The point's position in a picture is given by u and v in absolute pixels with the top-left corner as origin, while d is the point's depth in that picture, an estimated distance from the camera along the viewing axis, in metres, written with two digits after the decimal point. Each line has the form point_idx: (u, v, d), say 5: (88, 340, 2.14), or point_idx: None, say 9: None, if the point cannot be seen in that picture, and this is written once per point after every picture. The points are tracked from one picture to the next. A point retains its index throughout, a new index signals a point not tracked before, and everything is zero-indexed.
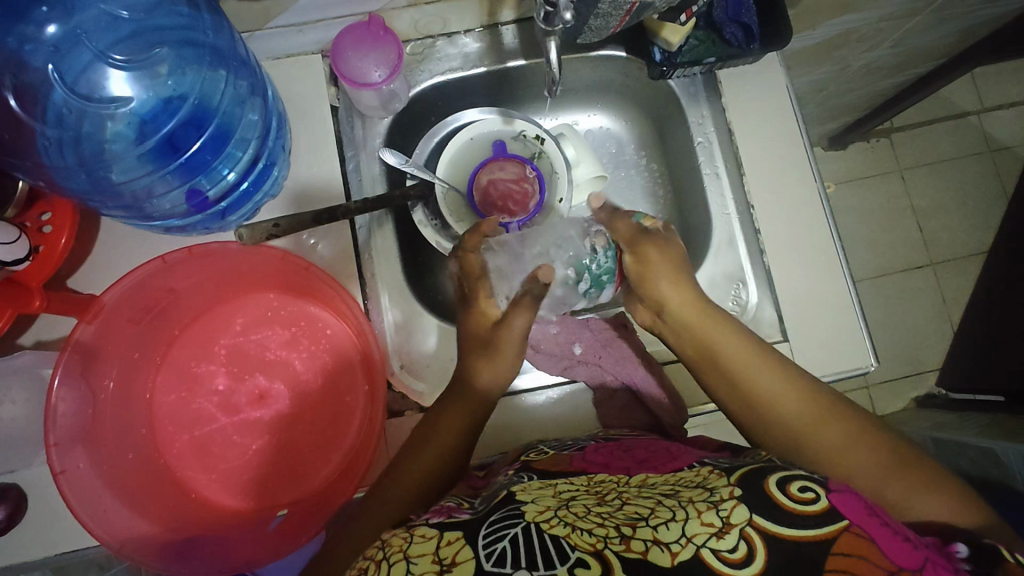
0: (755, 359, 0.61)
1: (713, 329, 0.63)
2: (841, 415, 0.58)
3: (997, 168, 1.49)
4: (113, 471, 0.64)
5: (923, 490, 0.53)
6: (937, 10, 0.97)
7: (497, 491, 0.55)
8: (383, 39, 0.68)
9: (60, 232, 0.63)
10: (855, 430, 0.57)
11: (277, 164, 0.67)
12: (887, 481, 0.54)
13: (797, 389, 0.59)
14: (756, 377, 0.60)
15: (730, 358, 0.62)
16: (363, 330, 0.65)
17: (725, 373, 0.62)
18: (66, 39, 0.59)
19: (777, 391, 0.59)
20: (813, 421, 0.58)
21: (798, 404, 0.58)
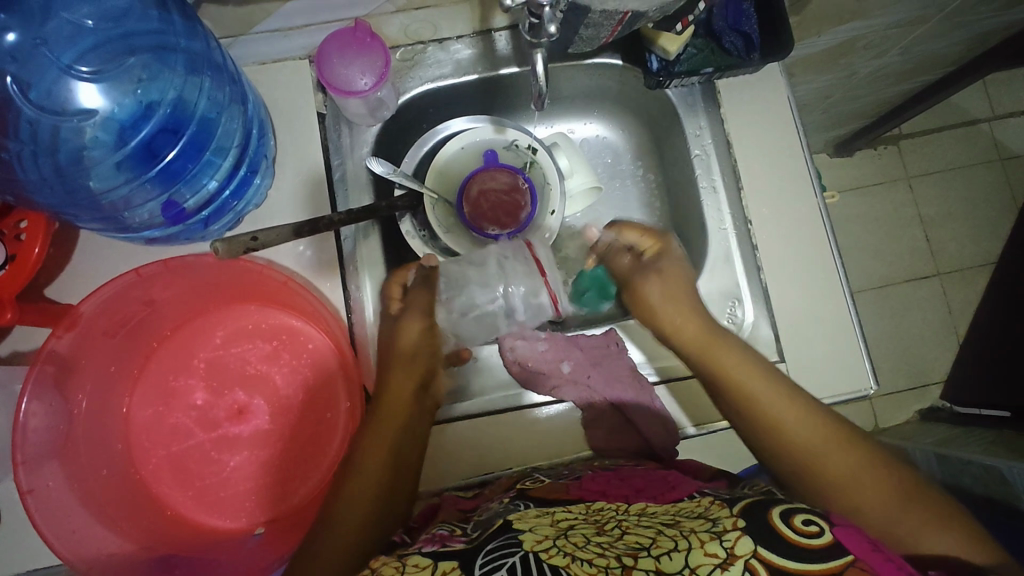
0: (775, 390, 0.59)
1: (723, 355, 0.62)
2: (853, 448, 0.57)
3: (1007, 177, 1.45)
4: (88, 488, 0.62)
5: (931, 526, 0.53)
6: (946, 18, 0.94)
7: (492, 518, 0.53)
8: (370, 46, 0.66)
9: (33, 242, 0.60)
10: (868, 462, 0.56)
11: (260, 172, 0.66)
12: (901, 518, 0.54)
13: (810, 416, 0.58)
14: (774, 407, 0.58)
15: (746, 387, 0.60)
16: (343, 346, 0.63)
17: (738, 402, 0.60)
18: (30, 47, 0.57)
19: (792, 421, 0.58)
20: (827, 456, 0.56)
21: (813, 434, 0.57)
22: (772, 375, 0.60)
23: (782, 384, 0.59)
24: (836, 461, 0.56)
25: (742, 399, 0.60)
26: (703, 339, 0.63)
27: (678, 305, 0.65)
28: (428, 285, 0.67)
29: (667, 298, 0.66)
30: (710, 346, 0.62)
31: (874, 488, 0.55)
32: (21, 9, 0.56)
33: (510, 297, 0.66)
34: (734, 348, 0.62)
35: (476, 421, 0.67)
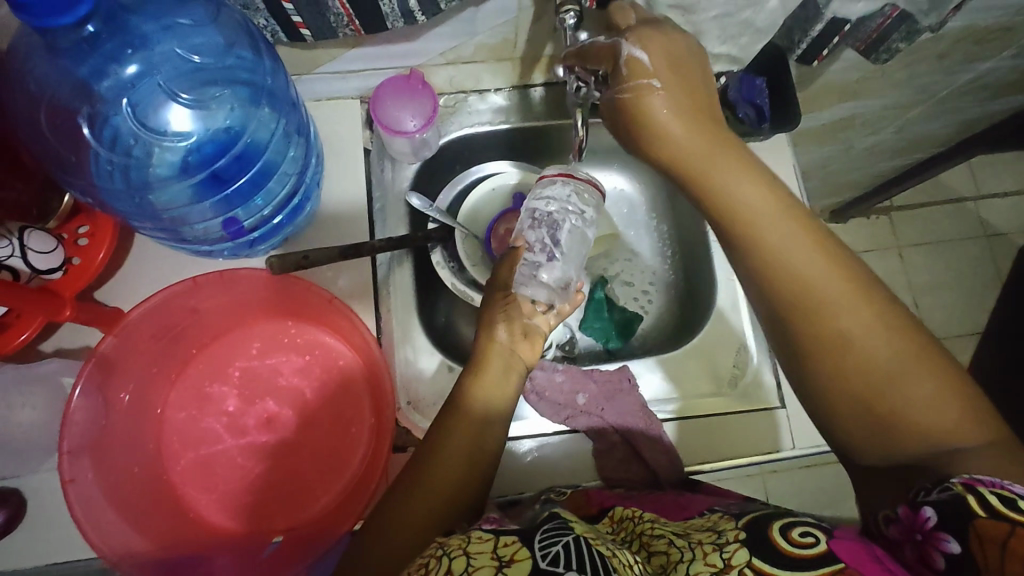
0: (800, 234, 0.54)
1: (733, 180, 0.56)
2: (869, 302, 0.51)
3: (991, 252, 1.54)
4: (117, 484, 0.65)
5: (931, 387, 0.48)
6: (936, 104, 1.04)
7: (536, 515, 0.56)
8: (421, 92, 0.73)
9: (98, 247, 0.66)
10: (876, 310, 0.50)
11: (311, 198, 0.71)
12: (899, 373, 0.49)
13: (826, 254, 0.53)
14: (787, 246, 0.53)
15: (761, 220, 0.55)
16: (378, 367, 0.67)
17: (748, 234, 0.55)
18: (141, 78, 0.60)
19: (794, 256, 0.53)
20: (835, 294, 0.51)
21: (826, 275, 0.52)
22: (811, 230, 0.54)
23: (812, 229, 0.54)
24: (837, 304, 0.51)
25: (758, 249, 0.54)
26: (712, 153, 0.58)
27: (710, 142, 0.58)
28: (507, 262, 0.70)
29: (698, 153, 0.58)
30: (713, 158, 0.57)
31: (879, 339, 0.50)
32: (137, 40, 0.58)
33: (581, 215, 0.74)
34: (757, 179, 0.57)
35: None
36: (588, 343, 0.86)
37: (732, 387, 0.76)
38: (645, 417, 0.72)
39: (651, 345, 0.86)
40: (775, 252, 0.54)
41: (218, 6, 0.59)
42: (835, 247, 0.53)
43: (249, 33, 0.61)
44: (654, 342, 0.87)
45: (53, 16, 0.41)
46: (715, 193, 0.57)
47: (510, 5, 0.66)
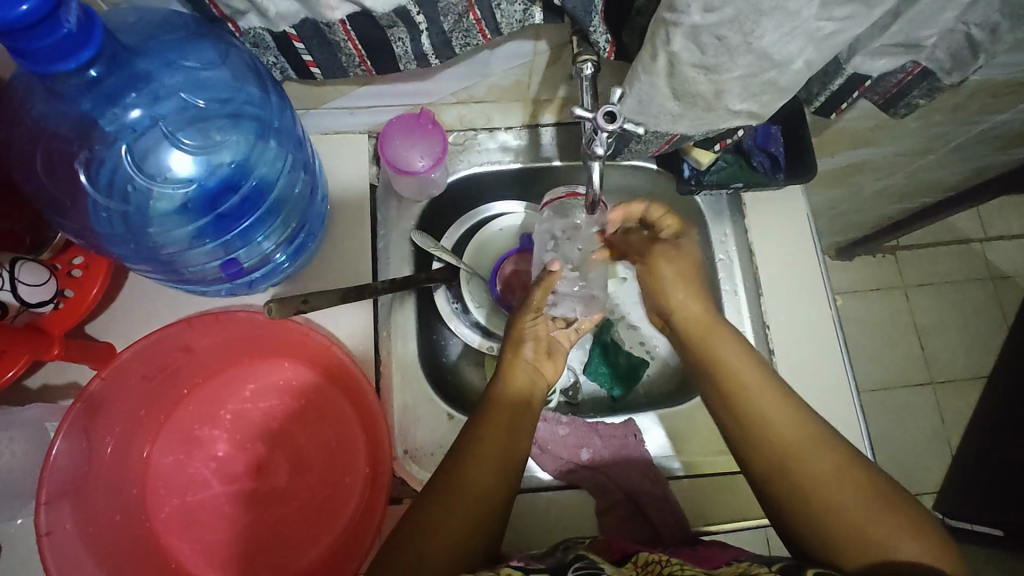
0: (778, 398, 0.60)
1: (723, 347, 0.63)
2: (828, 446, 0.57)
3: (998, 295, 1.52)
4: (99, 535, 0.62)
5: (907, 533, 0.52)
6: (948, 151, 1.02)
7: (560, 554, 0.57)
8: (430, 133, 0.72)
9: (92, 282, 0.64)
10: (846, 460, 0.56)
11: (315, 235, 0.70)
12: (872, 521, 0.53)
13: (799, 413, 0.58)
14: (766, 403, 0.59)
15: (747, 380, 0.61)
16: (377, 420, 0.64)
17: (730, 392, 0.61)
18: (144, 122, 0.57)
19: (776, 418, 0.59)
20: (807, 447, 0.57)
21: (801, 432, 0.57)
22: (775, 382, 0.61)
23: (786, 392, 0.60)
24: (812, 454, 0.56)
25: (740, 400, 0.60)
26: (713, 324, 0.65)
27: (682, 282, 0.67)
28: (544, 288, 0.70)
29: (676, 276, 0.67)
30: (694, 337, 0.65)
31: (845, 485, 0.55)
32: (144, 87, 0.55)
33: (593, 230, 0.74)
34: (731, 336, 0.65)
35: None
36: (592, 390, 0.84)
37: None
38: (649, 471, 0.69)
39: (657, 395, 0.83)
40: (758, 414, 0.59)
41: (228, 45, 0.56)
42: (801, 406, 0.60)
43: (256, 72, 0.59)
44: (661, 393, 0.84)
45: (52, 62, 0.40)
46: (706, 350, 0.64)
47: (524, 49, 0.65)
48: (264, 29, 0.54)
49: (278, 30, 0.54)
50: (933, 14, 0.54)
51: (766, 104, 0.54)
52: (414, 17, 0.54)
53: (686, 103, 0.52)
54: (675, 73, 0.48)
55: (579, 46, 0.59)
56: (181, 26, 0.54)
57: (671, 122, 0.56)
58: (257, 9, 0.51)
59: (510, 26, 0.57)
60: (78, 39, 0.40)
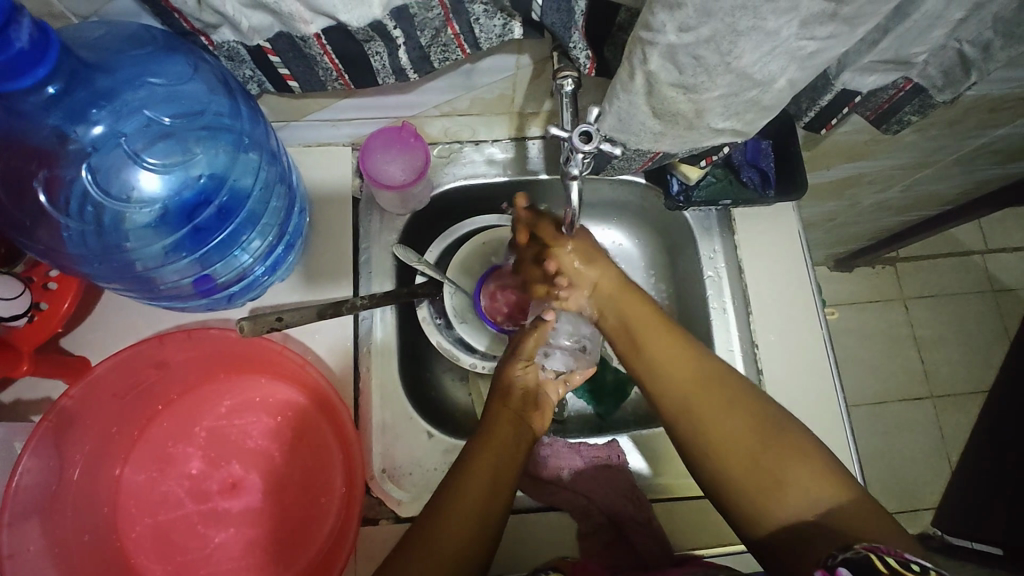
0: (673, 351, 0.63)
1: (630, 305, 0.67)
2: (720, 397, 0.60)
3: (998, 308, 1.50)
4: (67, 554, 0.62)
5: (793, 457, 0.55)
6: (946, 164, 1.01)
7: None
8: (412, 146, 0.70)
9: (64, 295, 0.62)
10: (737, 397, 0.59)
11: (294, 248, 0.69)
12: (760, 450, 0.56)
13: (691, 357, 0.62)
14: (662, 352, 0.63)
15: (643, 331, 0.65)
16: (352, 441, 0.63)
17: (632, 347, 0.66)
18: (108, 139, 0.56)
19: (667, 375, 0.62)
20: (703, 389, 0.60)
21: (693, 372, 0.61)
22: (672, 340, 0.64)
23: (679, 336, 0.64)
24: (702, 409, 0.59)
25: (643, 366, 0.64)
26: (616, 289, 0.68)
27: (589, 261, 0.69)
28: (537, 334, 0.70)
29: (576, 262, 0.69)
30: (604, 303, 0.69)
31: (735, 436, 0.58)
32: (109, 103, 0.55)
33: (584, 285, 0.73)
34: (640, 298, 0.68)
35: None
36: (579, 408, 0.82)
37: None
38: (631, 489, 0.68)
39: (645, 414, 0.82)
40: (656, 364, 0.63)
41: (198, 59, 0.55)
42: (701, 356, 0.62)
43: (226, 85, 0.58)
44: (649, 410, 0.82)
45: (8, 80, 0.38)
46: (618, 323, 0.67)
47: (507, 63, 0.64)
48: (238, 42, 0.53)
49: (253, 43, 0.53)
50: (923, 31, 0.52)
51: (751, 122, 0.53)
52: (391, 31, 0.52)
53: (668, 122, 0.51)
54: (654, 92, 0.47)
55: (560, 62, 0.58)
56: (148, 41, 0.53)
57: (653, 140, 0.54)
58: (229, 22, 0.50)
59: (490, 40, 0.56)
60: (33, 56, 0.38)
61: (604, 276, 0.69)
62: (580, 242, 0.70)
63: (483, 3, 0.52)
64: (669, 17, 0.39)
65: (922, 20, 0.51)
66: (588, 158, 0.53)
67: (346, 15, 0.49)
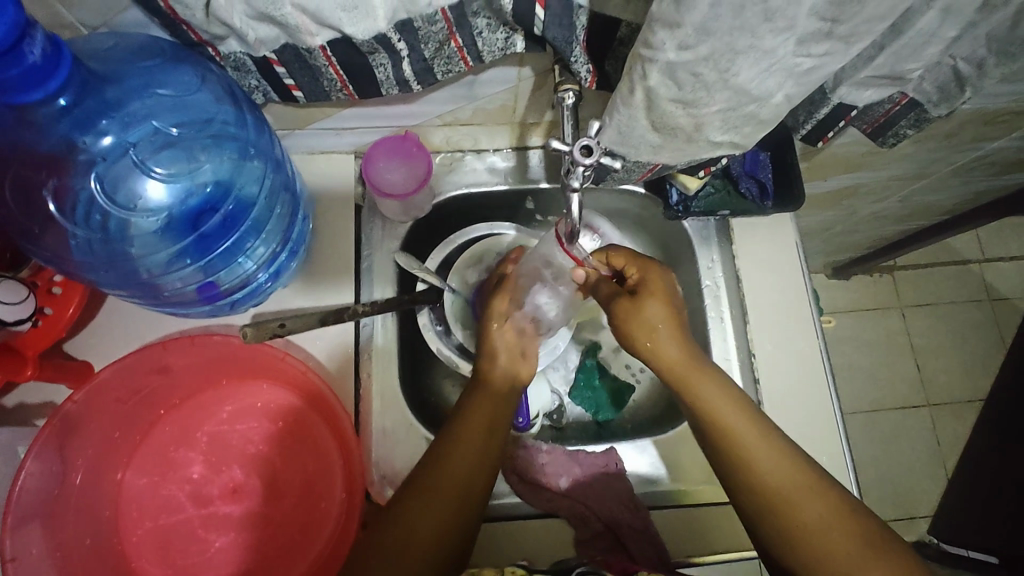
0: (768, 446, 0.58)
1: (704, 387, 0.60)
2: (819, 489, 0.56)
3: (994, 317, 1.50)
4: (68, 559, 0.62)
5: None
6: (942, 176, 1.02)
7: None
8: (416, 155, 0.71)
9: (69, 300, 0.63)
10: (835, 508, 0.55)
11: (297, 255, 0.70)
12: (862, 567, 0.53)
13: (787, 458, 0.57)
14: (755, 446, 0.57)
15: (731, 422, 0.59)
16: (352, 446, 0.63)
17: (717, 436, 0.59)
18: (117, 149, 0.56)
19: (766, 459, 0.57)
20: (800, 499, 0.56)
21: (791, 477, 0.56)
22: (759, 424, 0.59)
23: (775, 440, 0.58)
24: (801, 494, 0.56)
25: (731, 444, 0.58)
26: (690, 368, 0.61)
27: (671, 330, 0.62)
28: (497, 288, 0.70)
29: (660, 321, 0.62)
30: (693, 373, 0.61)
31: (832, 528, 0.54)
32: (119, 113, 0.55)
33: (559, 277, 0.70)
34: (713, 375, 0.61)
35: None
36: (577, 414, 0.83)
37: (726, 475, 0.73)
38: (628, 493, 0.69)
39: (642, 422, 0.82)
40: (749, 462, 0.57)
41: (205, 69, 0.56)
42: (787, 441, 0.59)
43: (233, 95, 0.58)
44: (646, 418, 0.82)
45: (20, 91, 0.39)
46: (695, 399, 0.60)
47: (510, 75, 0.65)
48: (245, 54, 0.54)
49: (259, 55, 0.54)
50: (918, 47, 0.53)
51: (748, 135, 0.54)
52: (395, 44, 0.53)
53: (666, 135, 0.52)
54: (654, 107, 0.48)
55: (562, 76, 0.59)
56: (156, 52, 0.54)
57: (652, 152, 0.55)
58: (237, 34, 0.51)
59: (492, 53, 0.57)
60: (45, 67, 0.39)
61: (678, 348, 0.62)
62: (664, 301, 0.63)
63: (486, 17, 0.53)
64: (669, 35, 0.40)
65: (916, 37, 0.52)
66: (588, 172, 0.54)
67: (352, 28, 0.50)
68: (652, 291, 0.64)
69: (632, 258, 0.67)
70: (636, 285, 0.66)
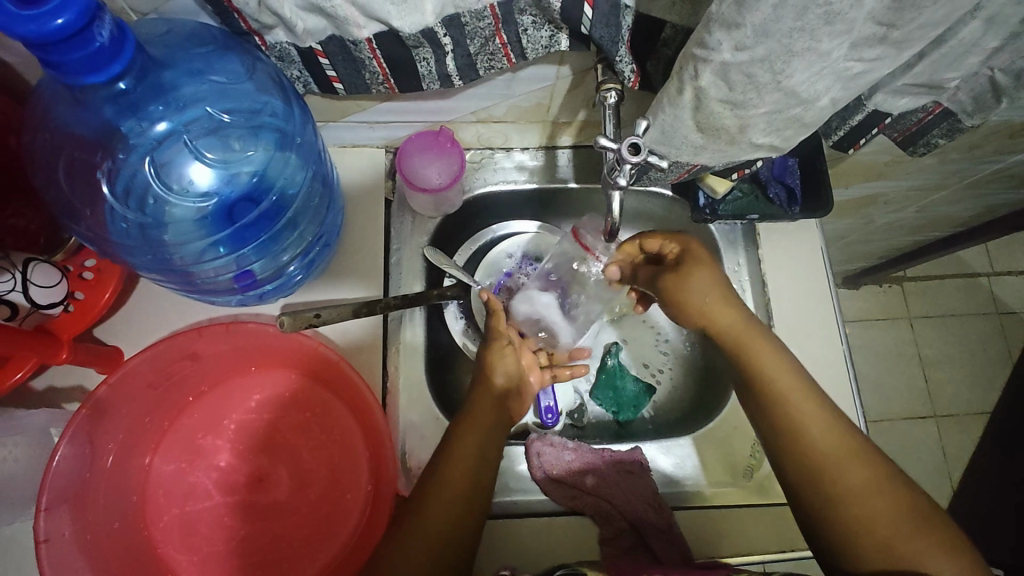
0: (816, 412, 0.58)
1: (765, 353, 0.60)
2: (865, 461, 0.56)
3: (1003, 330, 1.51)
4: (97, 541, 0.62)
5: (934, 549, 0.52)
6: (961, 187, 1.02)
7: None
8: (448, 150, 0.71)
9: (103, 287, 0.64)
10: (879, 481, 0.55)
11: (328, 247, 0.70)
12: (902, 537, 0.52)
13: (841, 430, 0.57)
14: (805, 412, 0.58)
15: (787, 391, 0.58)
16: (383, 441, 0.63)
17: (770, 402, 0.59)
18: (168, 137, 0.57)
19: (816, 428, 0.57)
20: (846, 465, 0.55)
21: (841, 446, 0.56)
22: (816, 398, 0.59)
23: (831, 412, 0.58)
24: (847, 464, 0.55)
25: (785, 413, 0.58)
26: (747, 334, 0.62)
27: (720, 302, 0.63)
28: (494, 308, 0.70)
29: (708, 294, 0.63)
30: (754, 338, 0.61)
31: (876, 500, 0.54)
32: (171, 99, 0.56)
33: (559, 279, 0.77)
34: (773, 344, 0.61)
35: (492, 522, 0.68)
36: (599, 413, 0.82)
37: (747, 478, 0.73)
38: (650, 489, 0.69)
39: (664, 423, 0.82)
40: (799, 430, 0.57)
41: (254, 59, 0.56)
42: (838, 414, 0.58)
43: (280, 86, 0.58)
44: (667, 420, 0.82)
45: (84, 74, 0.40)
46: (755, 366, 0.60)
47: (547, 73, 0.65)
48: (290, 44, 0.54)
49: (304, 46, 0.54)
50: (959, 56, 0.54)
51: (789, 138, 0.54)
52: (440, 38, 0.54)
53: (710, 136, 0.52)
54: (701, 107, 0.48)
55: (604, 75, 0.60)
56: (209, 40, 0.54)
57: (693, 153, 0.55)
58: (285, 24, 0.51)
59: (536, 51, 0.58)
60: (110, 51, 0.40)
61: (731, 317, 0.63)
62: (709, 276, 0.63)
63: (533, 15, 0.53)
64: (726, 36, 0.41)
65: (958, 47, 0.52)
66: (633, 170, 0.55)
67: (399, 22, 0.50)
68: (695, 270, 0.64)
69: (674, 236, 0.67)
70: (677, 261, 0.66)
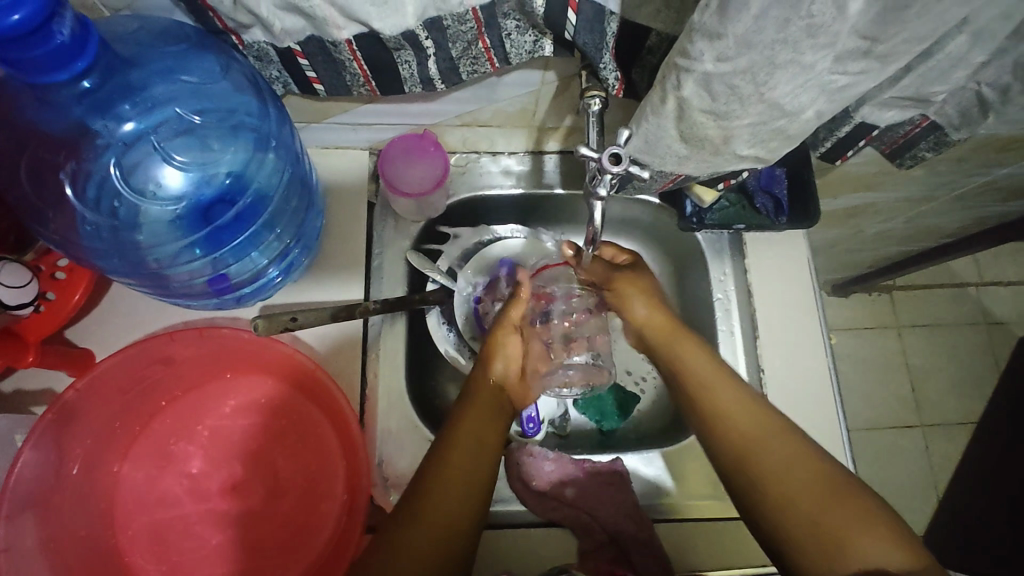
0: (734, 389, 0.61)
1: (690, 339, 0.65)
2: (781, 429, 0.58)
3: (991, 341, 1.51)
4: (61, 550, 0.60)
5: (841, 505, 0.52)
6: (950, 199, 1.02)
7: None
8: (432, 155, 0.70)
9: (75, 287, 0.62)
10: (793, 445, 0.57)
11: (308, 251, 0.69)
12: (812, 494, 0.54)
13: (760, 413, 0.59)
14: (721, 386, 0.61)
15: (710, 382, 0.62)
16: (358, 450, 0.61)
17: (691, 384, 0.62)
18: (139, 137, 0.56)
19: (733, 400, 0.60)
20: (765, 432, 0.57)
21: (757, 416, 0.59)
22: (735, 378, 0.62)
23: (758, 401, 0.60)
24: (764, 429, 0.58)
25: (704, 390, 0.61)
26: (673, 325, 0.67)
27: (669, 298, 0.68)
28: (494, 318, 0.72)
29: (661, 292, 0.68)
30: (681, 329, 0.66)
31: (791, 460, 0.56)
32: (142, 98, 0.55)
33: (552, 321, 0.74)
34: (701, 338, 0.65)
35: None
36: (581, 422, 0.81)
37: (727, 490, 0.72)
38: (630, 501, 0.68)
39: (647, 433, 0.81)
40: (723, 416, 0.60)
41: (229, 58, 0.55)
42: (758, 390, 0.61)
43: (256, 85, 0.57)
44: (650, 429, 0.81)
45: (46, 72, 0.39)
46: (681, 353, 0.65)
47: (532, 79, 0.64)
48: (269, 44, 0.53)
49: (283, 46, 0.53)
50: (946, 70, 0.53)
51: (774, 150, 0.53)
52: (422, 41, 0.52)
53: (694, 146, 0.51)
54: (685, 117, 0.47)
55: (588, 81, 0.59)
56: (182, 37, 0.53)
57: (677, 163, 0.55)
58: (262, 23, 0.50)
59: (520, 56, 0.57)
60: (73, 48, 0.39)
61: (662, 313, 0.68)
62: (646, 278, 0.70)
63: (516, 19, 0.52)
64: (708, 47, 0.40)
65: (946, 61, 0.52)
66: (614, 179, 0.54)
67: (379, 23, 0.49)
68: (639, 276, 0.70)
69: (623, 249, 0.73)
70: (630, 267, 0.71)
